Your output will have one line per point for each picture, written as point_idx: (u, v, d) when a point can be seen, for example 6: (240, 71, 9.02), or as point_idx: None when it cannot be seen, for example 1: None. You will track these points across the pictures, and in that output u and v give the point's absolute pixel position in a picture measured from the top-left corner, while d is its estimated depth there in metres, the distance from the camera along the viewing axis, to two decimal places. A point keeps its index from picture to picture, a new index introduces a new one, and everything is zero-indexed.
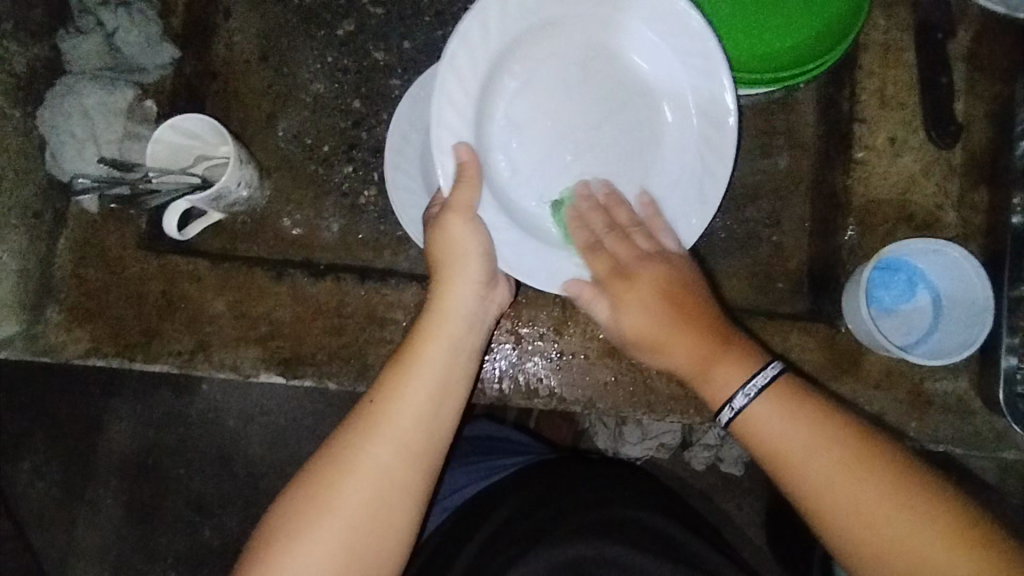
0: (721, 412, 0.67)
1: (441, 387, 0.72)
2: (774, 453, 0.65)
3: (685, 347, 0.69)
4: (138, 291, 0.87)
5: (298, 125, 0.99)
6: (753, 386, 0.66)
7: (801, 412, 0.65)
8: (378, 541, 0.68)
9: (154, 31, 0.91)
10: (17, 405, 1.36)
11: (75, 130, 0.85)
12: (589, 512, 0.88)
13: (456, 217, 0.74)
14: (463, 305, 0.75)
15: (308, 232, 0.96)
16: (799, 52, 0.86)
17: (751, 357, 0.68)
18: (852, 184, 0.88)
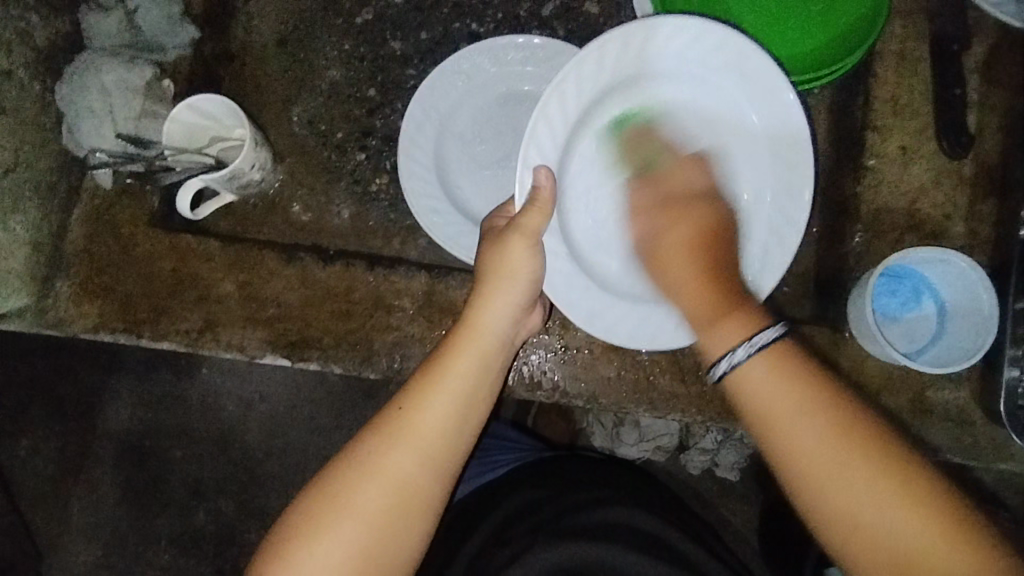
0: (716, 364, 0.66)
1: (472, 398, 0.73)
2: (762, 414, 0.63)
3: (688, 299, 0.71)
4: (149, 269, 0.87)
5: (312, 111, 1.00)
6: (757, 342, 0.64)
7: (793, 376, 0.63)
8: (394, 545, 0.68)
9: (175, 10, 0.91)
10: (17, 382, 1.36)
11: (93, 106, 0.86)
12: (587, 511, 0.89)
13: (517, 241, 0.74)
14: (496, 323, 0.76)
15: (319, 219, 0.97)
16: (813, 58, 0.87)
17: (756, 324, 0.66)
18: (861, 191, 0.88)
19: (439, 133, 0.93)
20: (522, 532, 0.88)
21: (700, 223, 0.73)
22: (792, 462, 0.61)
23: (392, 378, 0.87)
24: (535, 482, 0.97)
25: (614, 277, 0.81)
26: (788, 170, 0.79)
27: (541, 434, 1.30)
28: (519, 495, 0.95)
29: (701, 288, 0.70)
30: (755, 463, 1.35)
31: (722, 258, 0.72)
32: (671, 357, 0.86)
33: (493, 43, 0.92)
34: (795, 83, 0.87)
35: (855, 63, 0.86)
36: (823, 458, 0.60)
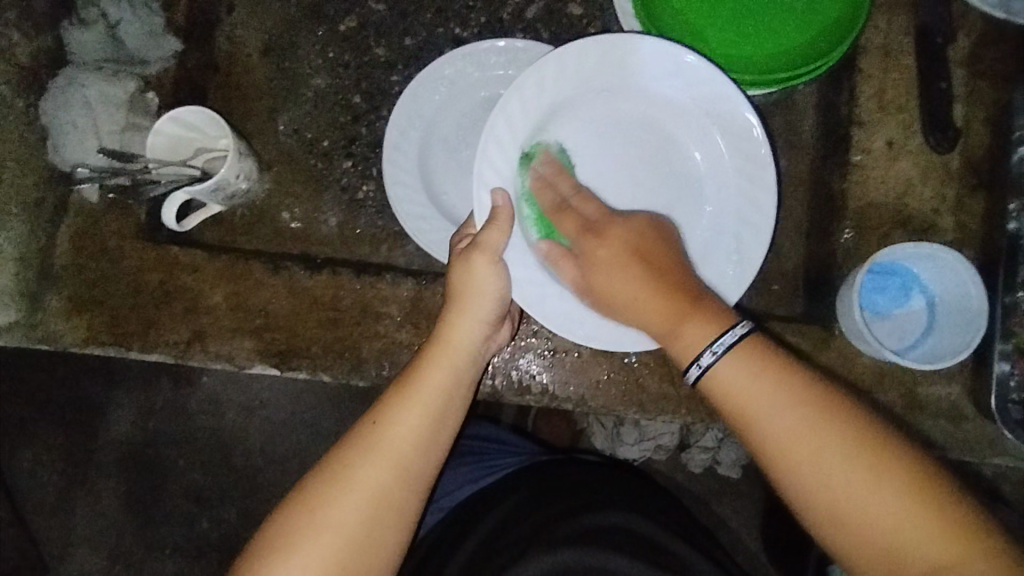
0: (688, 370, 0.66)
1: (442, 412, 0.74)
2: (734, 406, 0.64)
3: (643, 307, 0.69)
4: (137, 282, 0.87)
5: (298, 119, 1.01)
6: (721, 345, 0.65)
7: (767, 369, 0.63)
8: (369, 558, 0.68)
9: (158, 22, 0.90)
10: (15, 397, 1.36)
11: (76, 121, 0.84)
12: (580, 516, 0.88)
13: (480, 258, 0.76)
14: (469, 337, 0.77)
15: (308, 227, 0.98)
16: (797, 56, 0.87)
17: (720, 322, 0.66)
18: (848, 187, 0.88)
19: (425, 140, 0.93)
20: (515, 539, 0.88)
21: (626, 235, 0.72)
22: (774, 459, 0.61)
23: (381, 385, 0.87)
24: (528, 487, 0.96)
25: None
26: (748, 169, 0.81)
27: (540, 438, 1.30)
28: (512, 501, 0.95)
29: (661, 297, 0.69)
30: (754, 461, 1.34)
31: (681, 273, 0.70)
32: (659, 359, 0.85)
33: (475, 47, 0.92)
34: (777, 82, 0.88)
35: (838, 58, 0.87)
36: (794, 438, 0.61)
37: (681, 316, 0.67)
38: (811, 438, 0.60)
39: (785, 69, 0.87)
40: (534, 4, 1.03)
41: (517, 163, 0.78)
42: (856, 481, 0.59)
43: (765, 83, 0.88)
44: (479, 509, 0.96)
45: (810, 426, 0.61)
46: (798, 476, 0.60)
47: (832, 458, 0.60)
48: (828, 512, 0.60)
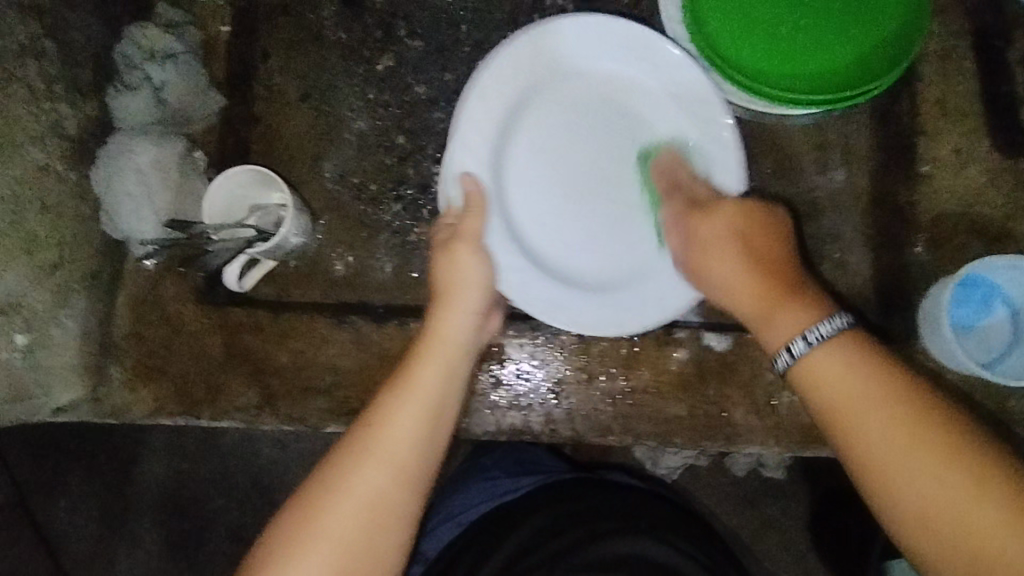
0: (777, 356, 0.67)
1: (436, 408, 0.71)
2: (831, 408, 0.62)
3: (738, 284, 0.72)
4: (202, 347, 0.86)
5: (343, 165, 0.99)
6: (816, 334, 0.64)
7: (866, 365, 0.62)
8: (369, 561, 0.65)
9: (202, 79, 0.88)
10: (53, 458, 1.34)
11: (132, 190, 0.82)
12: (596, 542, 0.85)
13: (459, 248, 0.79)
14: (457, 328, 0.76)
15: (361, 273, 0.95)
16: (852, 73, 0.84)
17: (818, 310, 0.67)
18: (917, 200, 0.87)
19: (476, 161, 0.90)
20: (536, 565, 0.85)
21: (739, 213, 0.75)
22: (867, 457, 0.59)
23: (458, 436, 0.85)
24: (548, 507, 0.92)
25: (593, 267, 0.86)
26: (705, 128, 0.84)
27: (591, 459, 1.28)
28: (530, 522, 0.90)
29: (750, 292, 0.71)
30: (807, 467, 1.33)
31: (786, 248, 0.74)
32: (742, 390, 0.84)
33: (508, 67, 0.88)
34: (833, 100, 0.82)
35: (897, 76, 0.81)
36: (876, 439, 0.59)
37: (785, 294, 0.69)
38: (906, 446, 0.57)
39: (856, 86, 0.83)
40: None
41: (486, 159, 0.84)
42: (945, 486, 0.55)
43: (816, 102, 0.83)
44: (496, 529, 0.92)
45: (890, 424, 0.58)
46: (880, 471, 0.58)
47: (929, 457, 0.56)
48: (919, 523, 0.56)
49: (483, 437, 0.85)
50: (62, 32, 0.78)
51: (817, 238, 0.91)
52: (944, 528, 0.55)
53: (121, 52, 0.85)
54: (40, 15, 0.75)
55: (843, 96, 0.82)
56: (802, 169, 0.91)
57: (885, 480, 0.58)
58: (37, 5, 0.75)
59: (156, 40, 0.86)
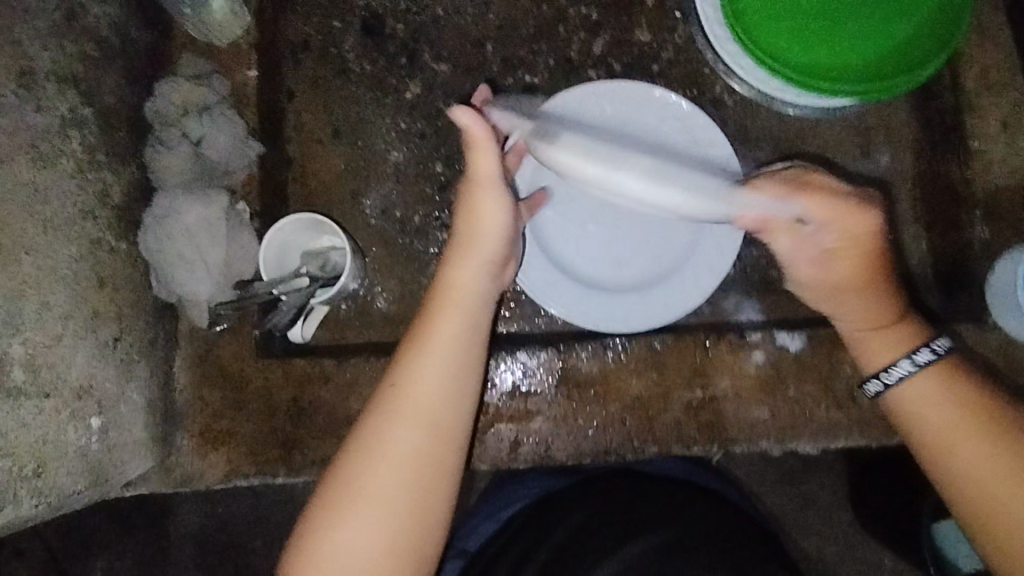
0: (868, 384, 0.74)
1: (461, 361, 0.69)
2: (919, 427, 0.71)
3: (863, 307, 0.73)
4: (269, 403, 0.83)
5: (384, 200, 0.94)
6: (921, 357, 0.71)
7: (963, 390, 0.70)
8: (414, 512, 0.66)
9: (240, 130, 0.86)
10: (69, 555, 1.18)
11: (184, 253, 0.80)
12: (648, 539, 0.75)
13: (479, 194, 0.70)
14: (477, 280, 0.71)
15: (416, 309, 0.92)
16: (893, 63, 0.83)
17: (917, 339, 0.73)
18: (971, 176, 0.87)
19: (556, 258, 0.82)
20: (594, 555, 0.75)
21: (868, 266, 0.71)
22: (947, 453, 0.69)
23: (541, 464, 0.84)
24: (598, 498, 0.82)
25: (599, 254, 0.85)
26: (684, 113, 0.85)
27: None
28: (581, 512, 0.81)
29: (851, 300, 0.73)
30: None
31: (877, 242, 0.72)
32: (822, 386, 0.84)
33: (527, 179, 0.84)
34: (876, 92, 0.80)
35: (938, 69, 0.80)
36: (957, 444, 0.68)
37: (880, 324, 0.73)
38: (984, 454, 0.67)
39: (893, 75, 0.82)
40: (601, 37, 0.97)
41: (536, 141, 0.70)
42: (1002, 481, 0.66)
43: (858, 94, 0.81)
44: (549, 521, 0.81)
45: (993, 447, 0.67)
46: (959, 475, 0.68)
47: (1000, 469, 0.66)
48: (990, 514, 0.66)
49: (567, 462, 0.84)
50: (97, 98, 0.75)
51: None
52: (1012, 526, 0.65)
53: (153, 110, 0.84)
54: (77, 83, 0.73)
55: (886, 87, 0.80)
56: (850, 154, 0.93)
57: (959, 479, 0.68)
58: (73, 73, 0.72)
59: (188, 94, 0.85)
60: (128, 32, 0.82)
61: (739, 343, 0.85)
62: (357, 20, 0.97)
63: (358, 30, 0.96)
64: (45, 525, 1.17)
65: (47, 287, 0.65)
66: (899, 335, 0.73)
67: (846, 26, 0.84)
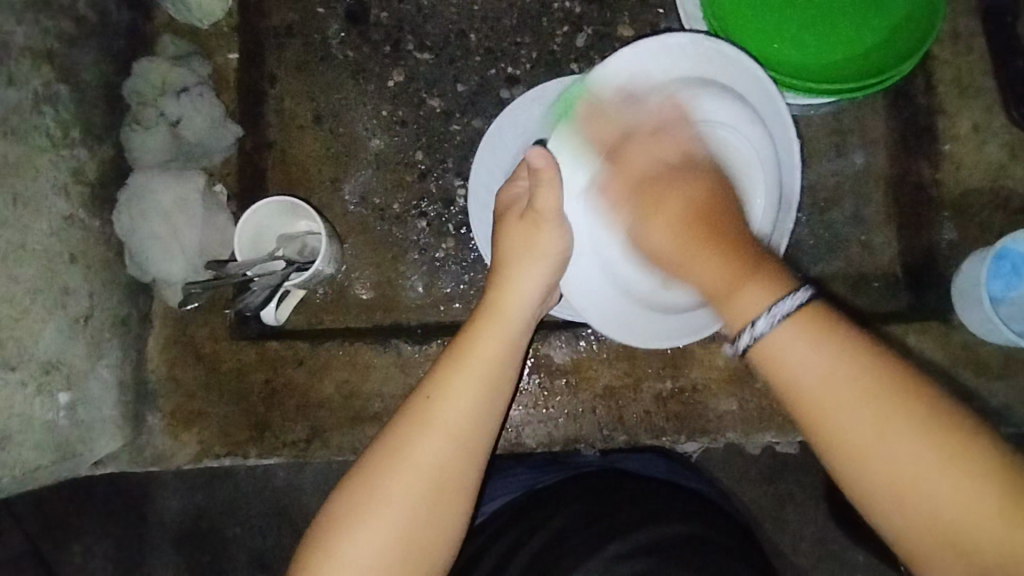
0: (739, 338, 0.56)
1: (497, 379, 0.66)
2: (798, 400, 0.53)
3: (707, 266, 0.60)
4: (242, 385, 0.84)
5: (363, 186, 0.94)
6: (780, 309, 0.54)
7: (842, 347, 0.52)
8: (432, 526, 0.61)
9: (218, 112, 0.86)
10: (40, 536, 1.17)
11: (159, 232, 0.80)
12: (628, 536, 0.67)
13: (544, 223, 0.70)
14: (522, 297, 0.70)
15: (392, 295, 0.92)
16: (868, 63, 0.84)
17: (776, 287, 0.56)
18: (941, 178, 0.89)
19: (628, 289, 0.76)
20: (571, 552, 0.68)
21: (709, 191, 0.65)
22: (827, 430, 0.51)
23: (512, 451, 0.85)
24: (580, 498, 0.75)
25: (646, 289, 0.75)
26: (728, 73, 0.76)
27: None
28: (558, 514, 0.74)
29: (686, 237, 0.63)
30: None
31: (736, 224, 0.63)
32: None
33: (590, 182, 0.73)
34: (856, 88, 0.80)
35: (914, 66, 0.81)
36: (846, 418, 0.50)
37: (737, 273, 0.58)
38: (877, 429, 0.50)
39: (865, 76, 0.83)
40: (584, 31, 0.97)
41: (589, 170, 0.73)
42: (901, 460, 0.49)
43: (836, 90, 0.81)
44: (527, 520, 0.76)
45: (869, 409, 0.50)
46: (862, 467, 0.50)
47: (902, 445, 0.49)
48: (905, 511, 0.49)
49: (538, 448, 0.85)
50: (73, 76, 0.76)
51: (843, 223, 0.93)
52: (923, 522, 0.48)
53: (130, 89, 0.84)
54: (53, 59, 0.73)
55: (866, 83, 0.81)
56: (824, 154, 0.94)
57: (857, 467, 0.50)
58: (49, 49, 0.72)
59: (167, 74, 0.85)
60: (108, 11, 0.82)
61: (710, 337, 0.86)
62: (342, 6, 0.97)
63: (341, 17, 0.96)
64: (17, 505, 1.17)
65: (15, 261, 0.65)
66: (762, 285, 0.56)
67: (821, 27, 0.86)
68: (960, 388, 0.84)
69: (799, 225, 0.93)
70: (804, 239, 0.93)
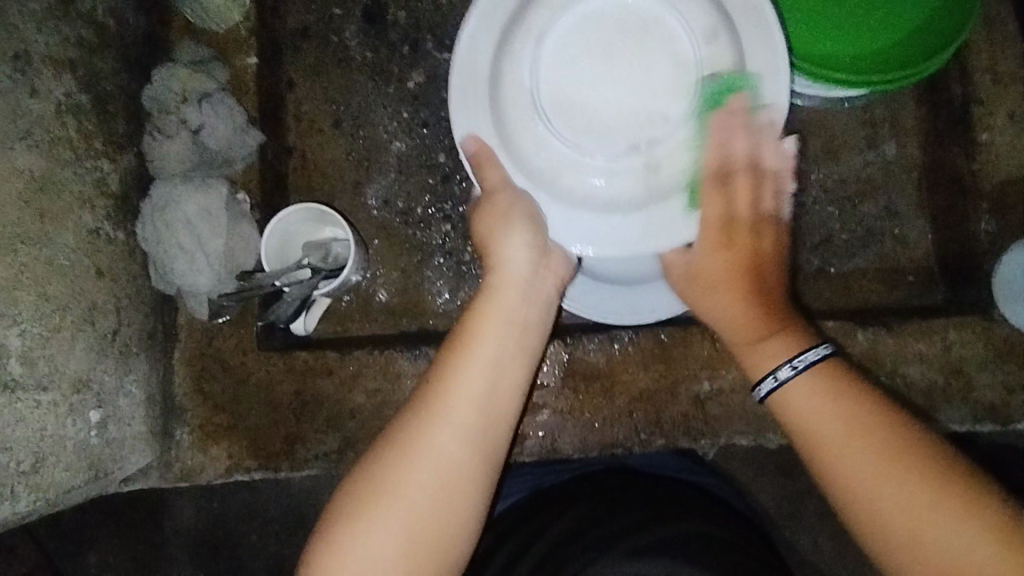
0: (761, 382, 0.63)
1: (498, 362, 0.64)
2: (809, 440, 0.59)
3: (723, 299, 0.67)
4: (271, 396, 0.82)
5: (385, 191, 0.92)
6: (802, 360, 0.61)
7: (844, 394, 0.59)
8: (442, 518, 0.59)
9: (240, 118, 0.84)
10: (57, 549, 1.15)
11: (184, 243, 0.78)
12: (638, 533, 0.67)
13: (495, 199, 0.68)
14: (518, 276, 0.68)
15: (418, 301, 0.90)
16: (904, 56, 0.82)
17: (799, 342, 0.63)
18: (977, 170, 0.87)
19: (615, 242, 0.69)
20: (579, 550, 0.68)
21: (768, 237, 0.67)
22: (833, 472, 0.57)
23: (547, 457, 0.83)
24: (587, 499, 0.77)
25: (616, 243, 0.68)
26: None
27: None
28: (565, 515, 0.75)
29: (733, 269, 0.66)
30: None
31: (773, 283, 0.67)
32: None
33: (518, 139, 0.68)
34: (898, 79, 0.77)
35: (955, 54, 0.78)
36: (854, 466, 0.56)
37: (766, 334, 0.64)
38: (882, 487, 0.55)
39: (904, 65, 0.80)
40: None
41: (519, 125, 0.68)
42: (904, 502, 0.53)
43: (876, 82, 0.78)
44: (535, 520, 0.77)
45: (878, 457, 0.55)
46: (877, 514, 0.54)
47: (896, 476, 0.54)
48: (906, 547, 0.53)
49: (573, 454, 0.83)
50: (94, 85, 0.74)
51: (875, 216, 0.91)
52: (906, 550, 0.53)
53: (149, 96, 0.81)
54: (74, 68, 0.71)
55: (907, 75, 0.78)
56: (855, 146, 0.92)
57: (858, 502, 0.55)
58: (70, 58, 0.70)
59: (186, 80, 0.82)
60: (124, 17, 0.81)
61: None
62: (359, 7, 0.94)
63: (358, 18, 0.94)
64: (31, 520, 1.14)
65: (45, 278, 0.63)
66: (784, 340, 0.63)
67: (853, 20, 0.84)
68: (1001, 383, 0.83)
69: (832, 220, 0.91)
70: (836, 234, 0.91)
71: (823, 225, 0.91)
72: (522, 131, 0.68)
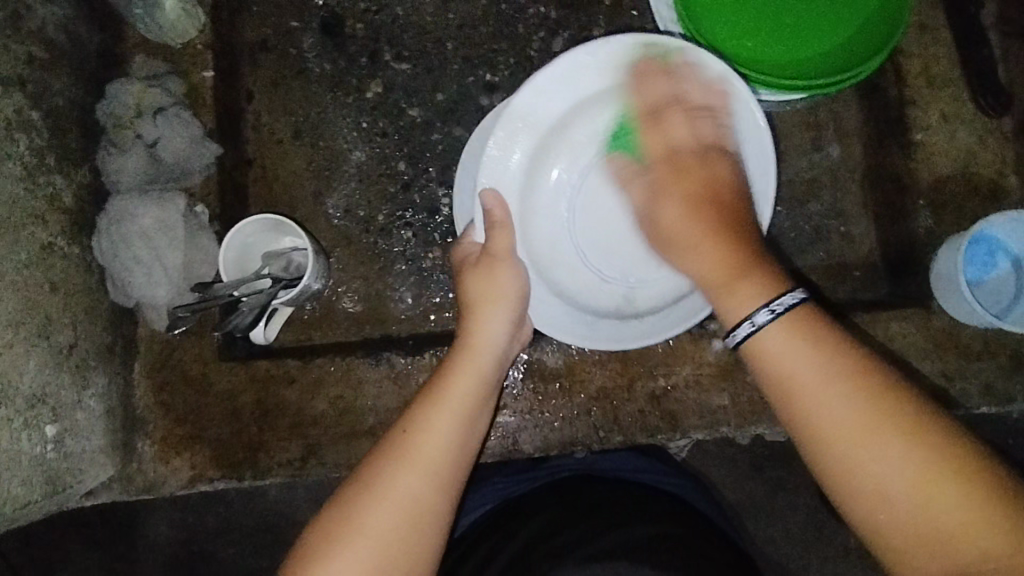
0: (735, 330, 0.58)
1: (472, 417, 0.66)
2: (778, 378, 0.55)
3: (707, 257, 0.63)
4: (233, 406, 0.83)
5: (346, 199, 0.94)
6: (780, 304, 0.56)
7: (823, 342, 0.54)
8: (410, 556, 0.59)
9: (196, 131, 0.85)
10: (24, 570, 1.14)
11: (141, 256, 0.79)
12: (594, 542, 0.65)
13: (499, 264, 0.73)
14: (493, 335, 0.71)
15: (380, 306, 0.92)
16: (839, 61, 0.85)
17: (772, 288, 0.58)
18: (914, 167, 0.90)
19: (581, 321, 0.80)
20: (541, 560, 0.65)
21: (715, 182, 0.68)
22: (819, 441, 0.52)
23: (510, 457, 0.87)
24: (550, 508, 0.75)
25: (582, 317, 0.80)
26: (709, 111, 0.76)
27: None
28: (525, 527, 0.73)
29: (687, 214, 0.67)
30: None
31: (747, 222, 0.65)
32: None
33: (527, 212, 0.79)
34: (831, 85, 0.80)
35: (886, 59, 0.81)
36: (827, 412, 0.52)
37: (746, 268, 0.60)
38: (891, 459, 0.50)
39: (840, 69, 0.84)
40: (561, 35, 0.96)
41: (529, 188, 0.79)
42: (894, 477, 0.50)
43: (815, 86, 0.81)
44: (499, 531, 0.75)
45: (889, 444, 0.50)
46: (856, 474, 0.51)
47: (868, 438, 0.51)
48: (872, 499, 0.51)
49: (535, 454, 0.86)
50: (45, 100, 0.74)
51: (822, 214, 0.95)
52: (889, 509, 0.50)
53: (105, 112, 0.83)
54: (24, 85, 0.71)
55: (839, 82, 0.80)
56: (801, 148, 0.96)
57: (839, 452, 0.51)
58: (20, 75, 0.71)
59: (141, 95, 0.84)
60: (77, 33, 0.81)
61: (698, 333, 0.87)
62: (316, 19, 0.96)
63: (316, 30, 0.95)
64: None
65: None
66: (758, 286, 0.58)
67: (792, 27, 0.87)
68: (941, 371, 0.86)
69: (781, 219, 0.95)
70: (785, 232, 0.95)
71: (772, 225, 0.95)
72: (536, 198, 0.80)
